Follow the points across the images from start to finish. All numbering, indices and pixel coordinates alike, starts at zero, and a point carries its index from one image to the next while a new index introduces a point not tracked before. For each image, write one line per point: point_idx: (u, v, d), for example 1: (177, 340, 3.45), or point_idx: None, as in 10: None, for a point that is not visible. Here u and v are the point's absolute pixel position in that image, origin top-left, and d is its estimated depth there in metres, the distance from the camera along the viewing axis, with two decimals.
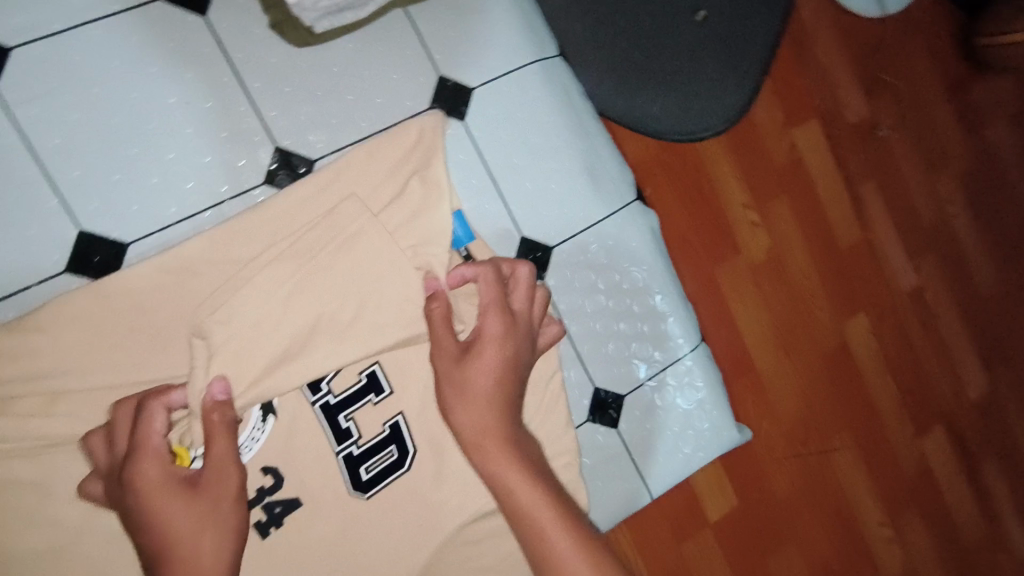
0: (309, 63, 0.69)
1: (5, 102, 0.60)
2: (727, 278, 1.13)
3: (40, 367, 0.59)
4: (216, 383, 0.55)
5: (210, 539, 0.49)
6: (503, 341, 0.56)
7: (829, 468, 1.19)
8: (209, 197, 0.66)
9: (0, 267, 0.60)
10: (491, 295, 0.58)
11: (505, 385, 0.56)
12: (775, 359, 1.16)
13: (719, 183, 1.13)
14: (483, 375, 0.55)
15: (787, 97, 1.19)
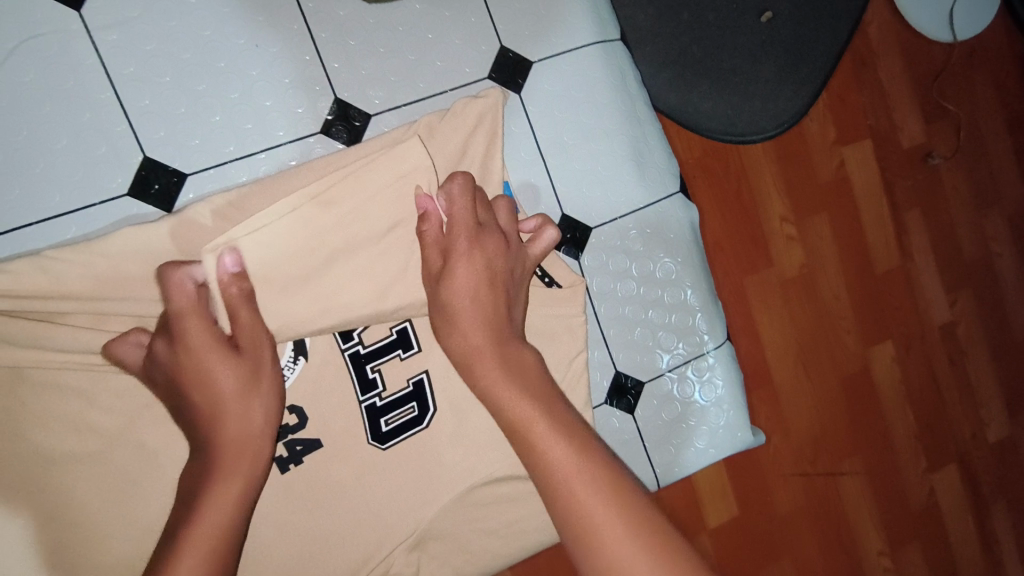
0: (376, 20, 0.71)
1: (86, 25, 0.63)
2: (757, 288, 1.12)
3: (94, 286, 0.61)
4: (228, 255, 0.59)
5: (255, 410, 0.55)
6: (477, 256, 0.59)
7: (835, 490, 1.18)
8: (266, 140, 0.68)
9: (67, 182, 0.62)
10: (457, 209, 0.61)
11: (483, 300, 0.59)
12: (795, 374, 1.15)
13: (762, 190, 1.12)
14: (461, 293, 0.59)
15: (842, 111, 1.17)
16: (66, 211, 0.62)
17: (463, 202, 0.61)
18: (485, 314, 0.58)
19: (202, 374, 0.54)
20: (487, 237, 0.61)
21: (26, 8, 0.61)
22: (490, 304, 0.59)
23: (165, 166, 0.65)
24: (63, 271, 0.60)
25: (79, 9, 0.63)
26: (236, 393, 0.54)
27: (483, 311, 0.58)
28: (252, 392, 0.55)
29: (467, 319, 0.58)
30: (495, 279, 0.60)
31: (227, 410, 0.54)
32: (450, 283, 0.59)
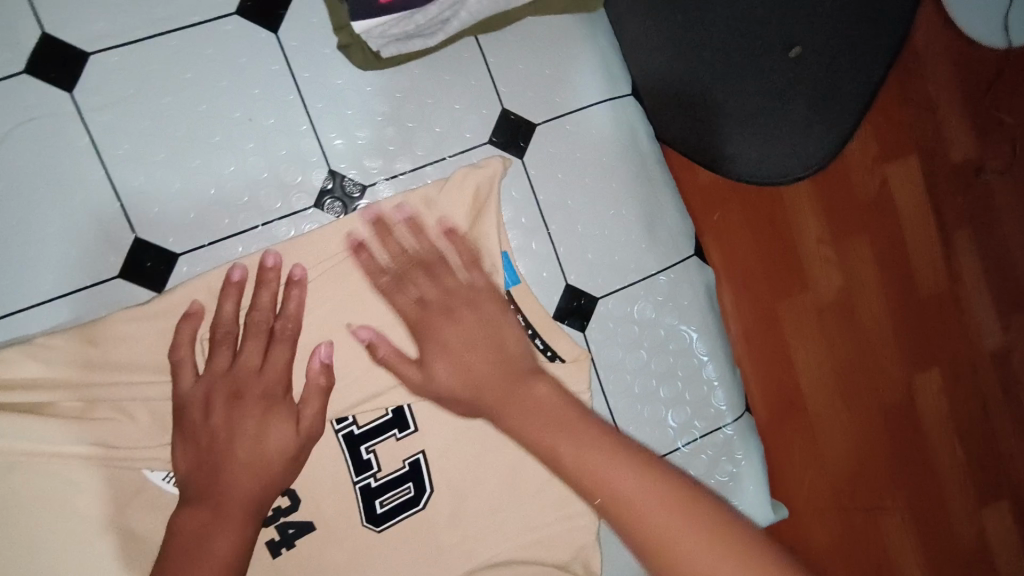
0: (373, 87, 0.68)
1: (79, 107, 0.62)
2: (791, 314, 1.03)
3: (86, 375, 0.61)
4: (362, 330, 0.64)
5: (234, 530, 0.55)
6: (441, 330, 0.60)
7: (876, 530, 1.07)
8: (259, 214, 0.66)
9: (60, 267, 0.62)
10: (401, 295, 0.62)
11: (478, 363, 0.58)
12: (833, 406, 1.05)
13: (796, 211, 1.05)
14: (461, 359, 0.59)
15: (883, 127, 1.10)
16: (58, 296, 0.62)
17: (399, 286, 0.63)
18: (486, 371, 0.58)
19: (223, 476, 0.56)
20: (446, 292, 0.62)
21: (20, 93, 0.61)
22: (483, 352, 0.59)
23: (156, 245, 0.64)
24: (56, 360, 0.60)
25: (72, 90, 0.62)
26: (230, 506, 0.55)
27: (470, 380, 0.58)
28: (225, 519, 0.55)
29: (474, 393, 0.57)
30: (478, 339, 0.59)
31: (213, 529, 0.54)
32: (434, 376, 0.59)
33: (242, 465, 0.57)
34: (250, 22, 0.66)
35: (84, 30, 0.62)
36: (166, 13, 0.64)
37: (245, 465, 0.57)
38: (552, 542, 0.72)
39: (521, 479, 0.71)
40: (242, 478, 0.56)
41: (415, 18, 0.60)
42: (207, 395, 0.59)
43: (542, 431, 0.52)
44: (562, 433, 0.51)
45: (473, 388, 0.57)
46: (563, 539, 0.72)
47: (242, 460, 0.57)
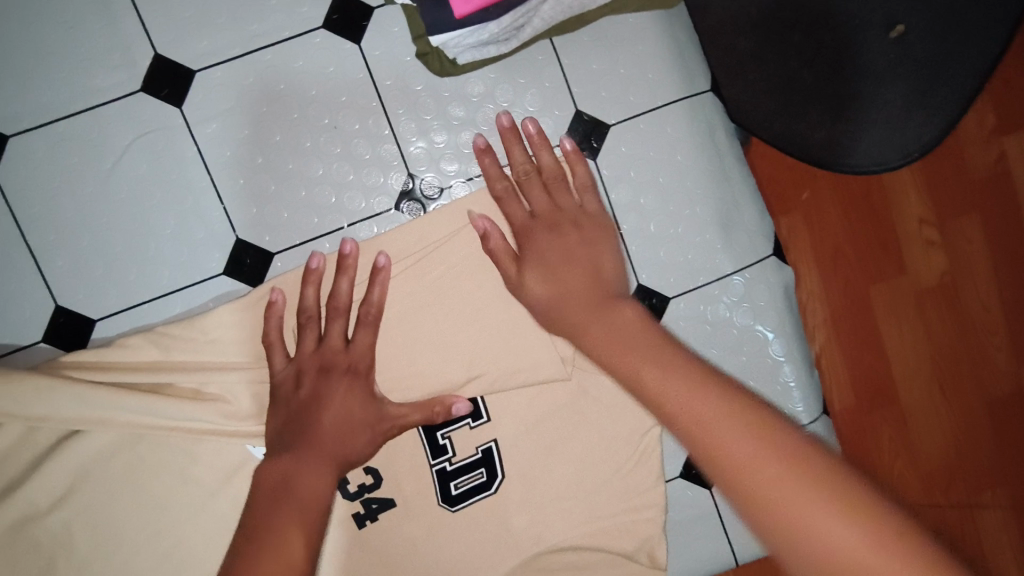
0: (450, 90, 0.71)
1: (187, 120, 0.69)
2: (883, 298, 0.96)
3: (197, 360, 0.68)
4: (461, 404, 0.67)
5: (312, 479, 0.59)
6: (547, 238, 0.62)
7: (972, 530, 0.99)
8: (344, 214, 0.71)
9: (174, 264, 0.69)
10: (514, 203, 0.66)
11: (573, 282, 0.58)
12: (926, 395, 0.98)
13: (896, 188, 0.96)
14: (555, 273, 0.60)
15: (1007, 96, 0.97)
16: (173, 289, 0.69)
17: (515, 195, 0.66)
18: (578, 290, 0.58)
19: (304, 440, 0.61)
20: (554, 210, 0.65)
21: (138, 109, 0.68)
22: (574, 274, 0.59)
23: (252, 245, 0.70)
24: (172, 347, 0.68)
25: (179, 105, 0.69)
26: (309, 460, 0.60)
27: (561, 291, 0.58)
28: (308, 468, 0.60)
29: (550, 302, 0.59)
30: (576, 254, 0.61)
31: (298, 477, 0.59)
32: (528, 281, 0.62)
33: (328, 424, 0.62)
34: (333, 32, 0.70)
35: (190, 49, 0.68)
36: (260, 30, 0.69)
37: (332, 423, 0.62)
38: (619, 530, 0.73)
39: (589, 471, 0.73)
40: (327, 438, 0.61)
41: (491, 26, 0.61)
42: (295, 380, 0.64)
43: (623, 356, 0.49)
44: (644, 358, 0.48)
45: (563, 307, 0.58)
46: (630, 530, 0.73)
47: (328, 423, 0.62)
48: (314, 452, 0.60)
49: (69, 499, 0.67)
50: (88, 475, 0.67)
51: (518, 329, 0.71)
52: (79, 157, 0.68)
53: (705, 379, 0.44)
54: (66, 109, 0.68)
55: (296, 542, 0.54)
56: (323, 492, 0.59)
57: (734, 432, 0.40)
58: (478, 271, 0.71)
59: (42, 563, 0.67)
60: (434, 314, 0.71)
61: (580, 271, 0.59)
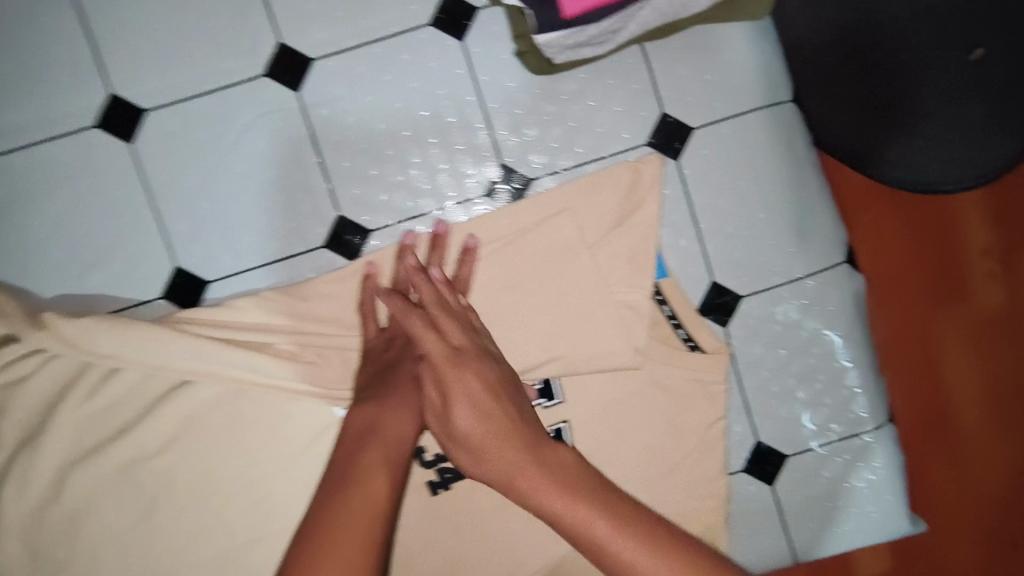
0: (543, 89, 0.75)
1: (302, 103, 0.75)
2: (952, 332, 0.84)
3: (298, 324, 0.74)
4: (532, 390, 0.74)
5: (400, 418, 0.62)
6: (463, 373, 0.61)
7: None
8: (437, 200, 0.76)
9: (281, 236, 0.75)
10: (429, 334, 0.63)
11: (483, 428, 0.58)
12: (1002, 449, 0.84)
13: (967, 210, 0.84)
14: (466, 427, 0.58)
15: None
16: (278, 259, 0.75)
17: (429, 324, 0.64)
18: (493, 436, 0.57)
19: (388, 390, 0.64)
20: (466, 342, 0.63)
21: (259, 92, 0.74)
22: (499, 423, 0.58)
23: (352, 223, 0.76)
24: (276, 310, 0.74)
25: (297, 90, 0.75)
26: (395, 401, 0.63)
27: (478, 441, 0.57)
28: (397, 406, 0.63)
29: (475, 447, 0.58)
30: (489, 399, 0.59)
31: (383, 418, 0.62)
32: (451, 421, 0.59)
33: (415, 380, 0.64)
34: (440, 31, 0.75)
35: (309, 39, 0.75)
36: (372, 25, 0.75)
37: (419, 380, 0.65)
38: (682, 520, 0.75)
39: (654, 458, 0.76)
40: (408, 386, 0.64)
41: (585, 37, 0.67)
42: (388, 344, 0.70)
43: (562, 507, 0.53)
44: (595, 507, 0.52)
45: (474, 449, 0.58)
46: (691, 519, 0.75)
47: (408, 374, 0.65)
48: (398, 394, 0.64)
49: (173, 444, 0.73)
50: (190, 425, 0.73)
51: (594, 318, 0.75)
52: (203, 134, 0.74)
53: (640, 516, 0.52)
54: (194, 89, 0.74)
55: (379, 484, 0.56)
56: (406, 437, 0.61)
57: (602, 516, 0.52)
58: (561, 260, 0.74)
59: (144, 502, 0.72)
60: (515, 298, 0.75)
61: (485, 430, 0.57)
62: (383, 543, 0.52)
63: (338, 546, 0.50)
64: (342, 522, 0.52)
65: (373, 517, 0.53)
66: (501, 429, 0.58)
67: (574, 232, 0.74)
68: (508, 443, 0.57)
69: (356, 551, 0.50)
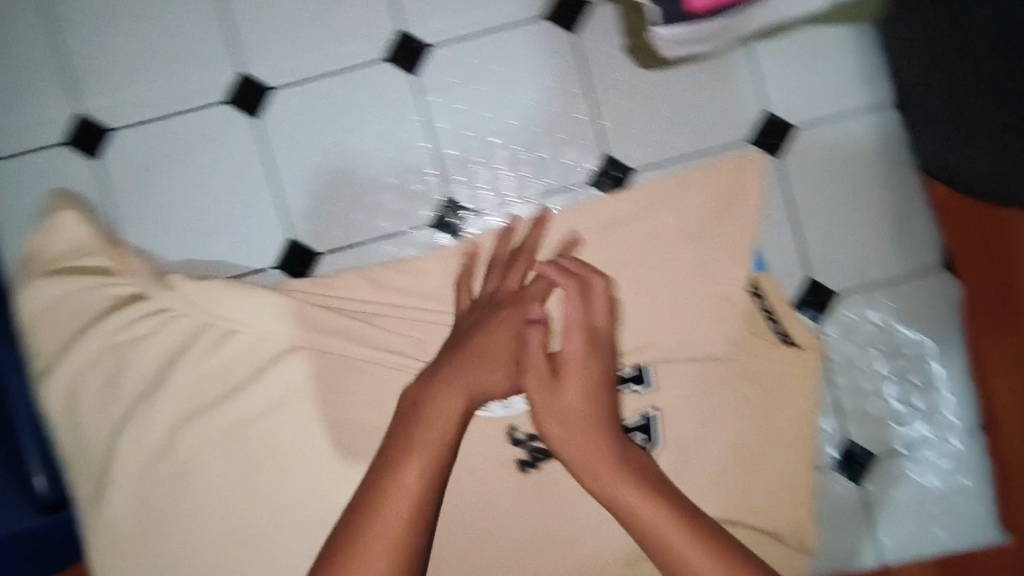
0: (651, 83, 0.77)
1: (418, 88, 0.77)
2: None
3: (401, 298, 0.77)
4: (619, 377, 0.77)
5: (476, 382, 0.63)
6: (582, 355, 0.65)
7: None
8: (540, 187, 0.78)
9: (390, 214, 0.78)
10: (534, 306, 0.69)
11: (574, 408, 0.63)
12: None
13: None
14: (565, 405, 0.63)
15: None
16: (386, 236, 0.79)
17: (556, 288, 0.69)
18: (581, 419, 0.63)
19: (474, 350, 0.65)
20: (586, 318, 0.67)
21: (376, 76, 0.77)
22: (588, 407, 0.64)
23: (459, 205, 0.79)
24: (383, 284, 0.77)
25: (415, 75, 0.77)
26: (485, 367, 0.65)
27: (565, 426, 0.63)
28: (473, 372, 0.64)
29: (569, 423, 0.63)
30: (592, 380, 0.65)
31: (444, 381, 0.63)
32: (555, 394, 0.64)
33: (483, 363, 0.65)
34: (554, 23, 0.77)
35: (426, 27, 0.77)
36: (488, 15, 0.77)
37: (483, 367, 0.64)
38: (769, 511, 0.77)
39: (742, 450, 0.77)
40: (496, 350, 0.66)
41: (704, 29, 0.67)
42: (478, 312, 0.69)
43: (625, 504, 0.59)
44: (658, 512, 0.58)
45: (563, 429, 0.63)
46: (777, 510, 0.77)
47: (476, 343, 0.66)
48: (491, 358, 0.65)
49: (281, 407, 0.76)
50: (296, 392, 0.76)
51: (691, 308, 0.76)
52: (322, 114, 0.77)
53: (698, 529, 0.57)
54: (315, 72, 0.77)
55: (419, 459, 0.58)
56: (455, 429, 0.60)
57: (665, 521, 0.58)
58: (662, 250, 0.76)
59: (249, 462, 0.76)
60: (614, 284, 0.76)
61: (581, 407, 0.63)
62: (421, 539, 0.55)
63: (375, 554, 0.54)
64: (379, 524, 0.55)
65: (413, 524, 0.55)
66: (598, 413, 0.64)
67: (675, 223, 0.76)
68: (604, 428, 0.63)
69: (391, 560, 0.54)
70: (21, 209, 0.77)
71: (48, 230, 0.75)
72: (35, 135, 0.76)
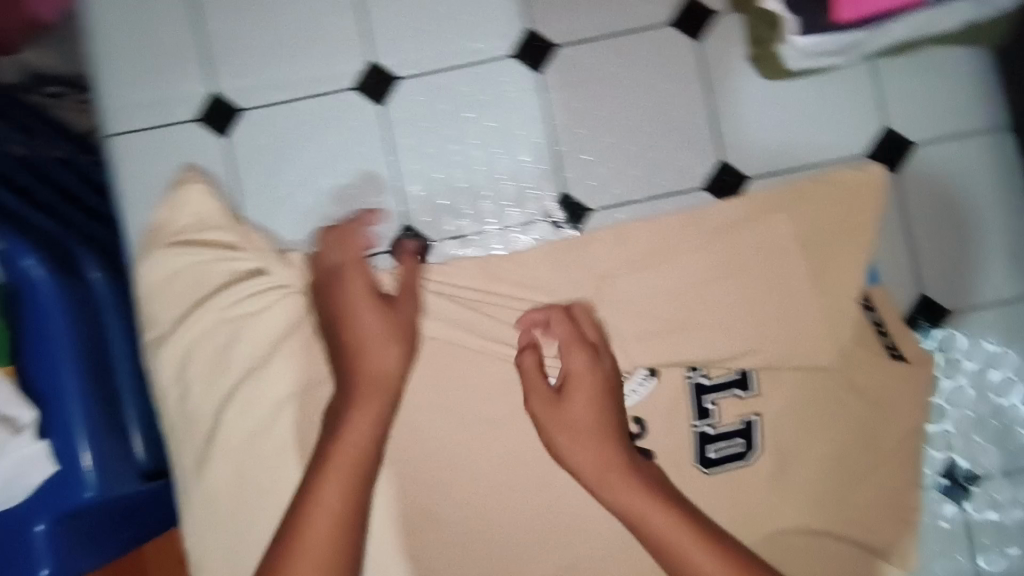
0: (771, 94, 0.78)
1: (542, 85, 0.79)
2: None
3: (513, 290, 0.78)
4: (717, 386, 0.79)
5: (381, 356, 0.68)
6: (586, 372, 0.70)
7: None
8: (653, 188, 0.79)
9: (506, 206, 0.80)
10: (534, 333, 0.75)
11: (583, 424, 0.68)
12: None
13: None
14: (576, 421, 0.68)
15: None
16: (500, 228, 0.80)
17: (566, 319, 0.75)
18: (588, 434, 0.68)
19: (353, 317, 0.68)
20: (576, 332, 0.73)
21: (502, 71, 0.79)
22: (596, 423, 0.68)
23: (574, 202, 0.80)
24: (495, 275, 0.78)
25: (541, 72, 0.79)
26: (367, 339, 0.68)
27: (574, 445, 0.68)
28: (351, 332, 0.68)
29: (577, 434, 0.68)
30: (599, 395, 0.69)
31: (365, 350, 0.67)
32: (561, 409, 0.69)
33: (343, 341, 0.68)
34: (680, 31, 0.78)
35: (554, 27, 0.79)
36: (615, 19, 0.78)
37: (385, 351, 0.67)
38: (867, 522, 0.79)
39: (842, 460, 0.78)
40: (372, 322, 0.68)
41: (838, 41, 0.68)
42: (344, 278, 0.70)
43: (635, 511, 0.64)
44: (657, 513, 0.64)
45: (572, 441, 0.68)
46: (875, 523, 0.78)
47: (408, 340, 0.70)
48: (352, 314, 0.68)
49: None
50: (405, 375, 0.78)
51: (800, 317, 0.77)
52: (446, 106, 0.79)
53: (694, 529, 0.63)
54: (443, 65, 0.79)
55: (356, 439, 0.64)
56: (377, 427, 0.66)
57: (672, 526, 0.63)
58: (774, 258, 0.77)
59: None
60: (724, 289, 0.78)
61: (591, 420, 0.68)
62: (354, 532, 0.61)
63: (311, 545, 0.58)
64: (311, 521, 0.60)
65: (341, 527, 0.60)
66: (601, 426, 0.68)
67: (789, 231, 0.76)
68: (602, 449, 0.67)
69: (326, 552, 0.59)
70: (149, 181, 0.79)
71: (175, 203, 0.77)
72: (167, 111, 0.79)
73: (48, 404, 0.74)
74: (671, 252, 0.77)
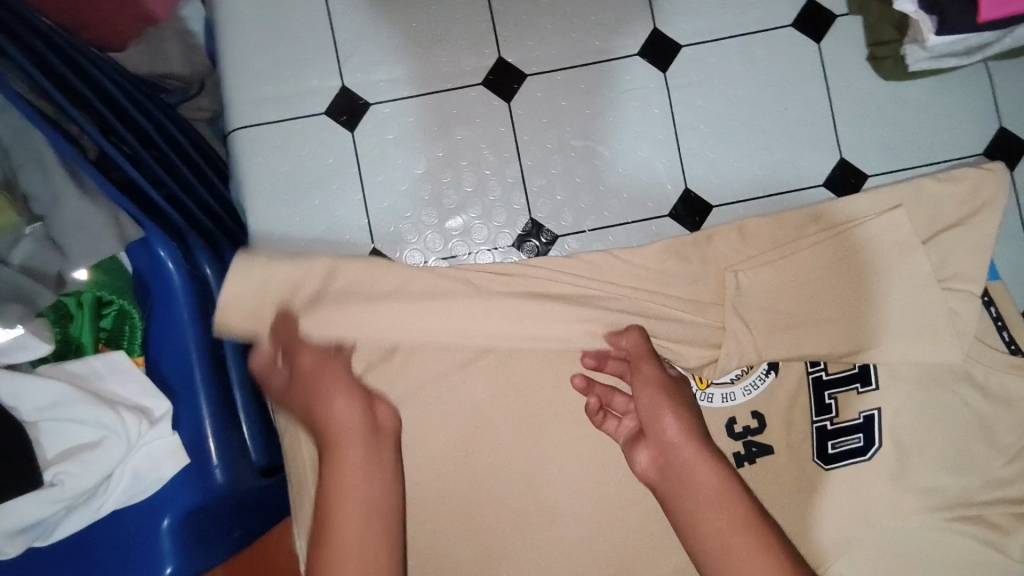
0: (886, 96, 0.82)
1: (667, 84, 0.81)
2: None
3: (636, 284, 0.79)
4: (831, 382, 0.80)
5: (325, 411, 0.63)
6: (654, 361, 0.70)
7: None
8: (773, 186, 0.81)
9: (631, 202, 0.81)
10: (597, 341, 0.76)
11: (653, 396, 0.67)
12: None
13: None
14: (646, 393, 0.68)
15: None
16: (624, 223, 0.81)
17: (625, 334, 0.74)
18: (667, 400, 0.67)
19: (294, 373, 0.66)
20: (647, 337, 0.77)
21: (628, 70, 0.81)
22: (673, 395, 0.68)
23: (696, 197, 0.81)
24: (621, 269, 0.79)
25: (666, 71, 0.81)
26: (319, 402, 0.64)
27: (649, 416, 0.67)
28: (283, 398, 0.66)
29: (655, 400, 0.67)
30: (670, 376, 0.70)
31: (323, 414, 0.63)
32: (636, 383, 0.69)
33: (309, 414, 0.64)
34: (800, 32, 0.82)
35: (680, 29, 0.82)
36: (738, 21, 0.82)
37: (342, 403, 0.63)
38: (991, 525, 0.77)
39: (964, 458, 0.78)
40: (293, 382, 0.66)
41: (968, 40, 0.69)
42: (281, 352, 0.68)
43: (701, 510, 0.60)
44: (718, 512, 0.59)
45: (645, 411, 0.67)
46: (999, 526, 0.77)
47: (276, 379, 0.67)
48: (285, 378, 0.66)
49: (511, 385, 0.77)
50: (526, 371, 0.78)
51: (923, 311, 0.77)
52: (568, 101, 0.81)
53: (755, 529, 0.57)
54: (566, 62, 0.81)
55: (354, 521, 0.56)
56: (375, 475, 0.60)
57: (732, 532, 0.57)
58: (897, 251, 0.77)
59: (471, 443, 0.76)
60: (849, 282, 0.77)
61: (669, 384, 0.68)
62: None
63: None
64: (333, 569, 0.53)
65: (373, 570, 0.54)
66: (675, 397, 0.67)
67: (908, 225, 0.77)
68: (691, 427, 0.65)
69: None
70: (274, 173, 0.80)
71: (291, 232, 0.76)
72: (301, 104, 0.81)
73: (172, 397, 0.73)
74: (793, 244, 0.78)
